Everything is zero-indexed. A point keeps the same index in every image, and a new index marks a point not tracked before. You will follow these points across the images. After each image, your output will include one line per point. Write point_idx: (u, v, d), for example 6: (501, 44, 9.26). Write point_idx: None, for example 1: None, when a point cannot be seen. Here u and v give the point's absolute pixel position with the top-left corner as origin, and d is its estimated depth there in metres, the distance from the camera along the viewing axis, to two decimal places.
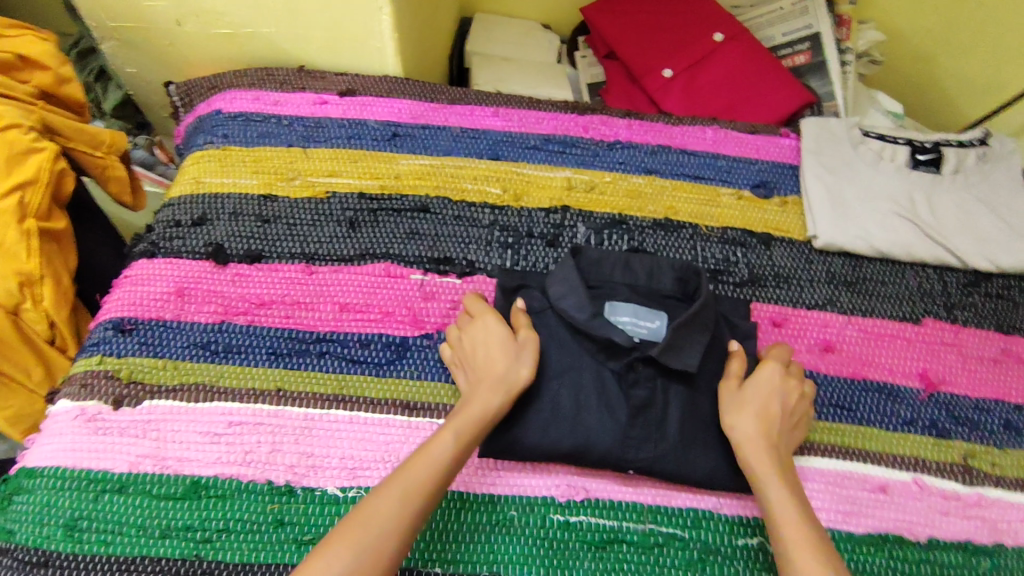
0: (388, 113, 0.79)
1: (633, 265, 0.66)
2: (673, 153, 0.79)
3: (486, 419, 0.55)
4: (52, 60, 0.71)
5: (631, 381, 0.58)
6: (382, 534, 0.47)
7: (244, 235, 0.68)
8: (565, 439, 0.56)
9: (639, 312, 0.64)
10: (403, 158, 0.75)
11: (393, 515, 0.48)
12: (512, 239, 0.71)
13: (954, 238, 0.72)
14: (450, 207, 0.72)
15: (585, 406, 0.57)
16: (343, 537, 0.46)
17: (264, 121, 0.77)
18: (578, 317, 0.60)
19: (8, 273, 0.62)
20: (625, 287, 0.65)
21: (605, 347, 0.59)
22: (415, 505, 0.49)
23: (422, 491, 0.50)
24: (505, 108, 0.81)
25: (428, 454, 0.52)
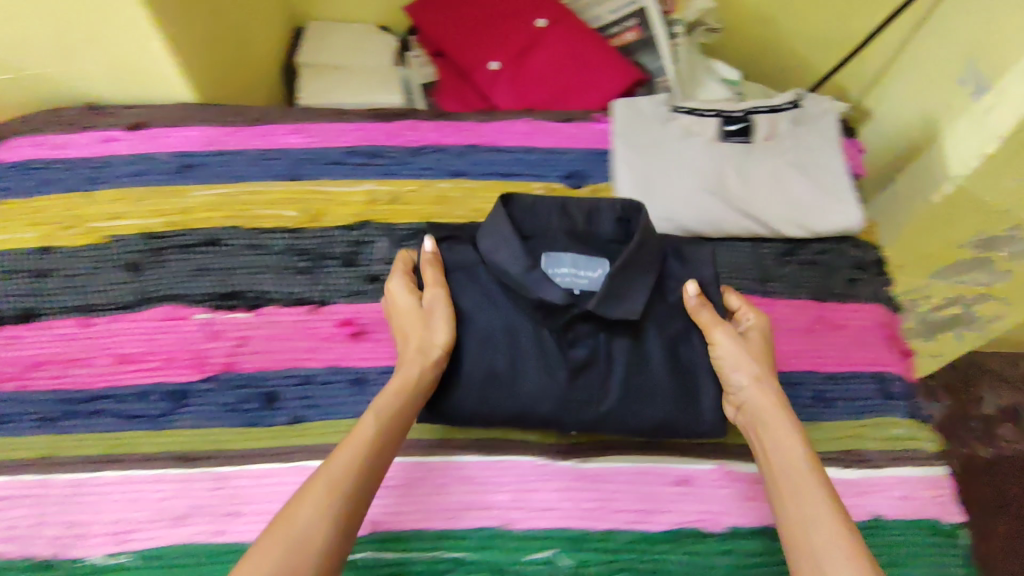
0: (179, 144, 0.74)
1: (570, 210, 0.63)
2: (483, 151, 0.76)
3: (408, 393, 0.56)
4: None
5: (571, 339, 0.59)
6: (305, 530, 0.47)
7: (18, 294, 0.65)
8: (506, 407, 0.58)
9: (579, 261, 0.64)
10: (193, 190, 0.72)
11: (321, 523, 0.48)
12: (307, 263, 0.68)
13: (765, 208, 0.71)
14: (242, 235, 0.69)
15: (513, 369, 0.58)
16: (277, 535, 0.47)
17: (46, 167, 0.73)
18: (512, 272, 0.59)
19: None
20: (562, 234, 0.64)
21: (539, 305, 0.59)
22: (343, 493, 0.50)
23: (346, 487, 0.50)
24: (307, 124, 0.77)
25: (355, 438, 0.53)
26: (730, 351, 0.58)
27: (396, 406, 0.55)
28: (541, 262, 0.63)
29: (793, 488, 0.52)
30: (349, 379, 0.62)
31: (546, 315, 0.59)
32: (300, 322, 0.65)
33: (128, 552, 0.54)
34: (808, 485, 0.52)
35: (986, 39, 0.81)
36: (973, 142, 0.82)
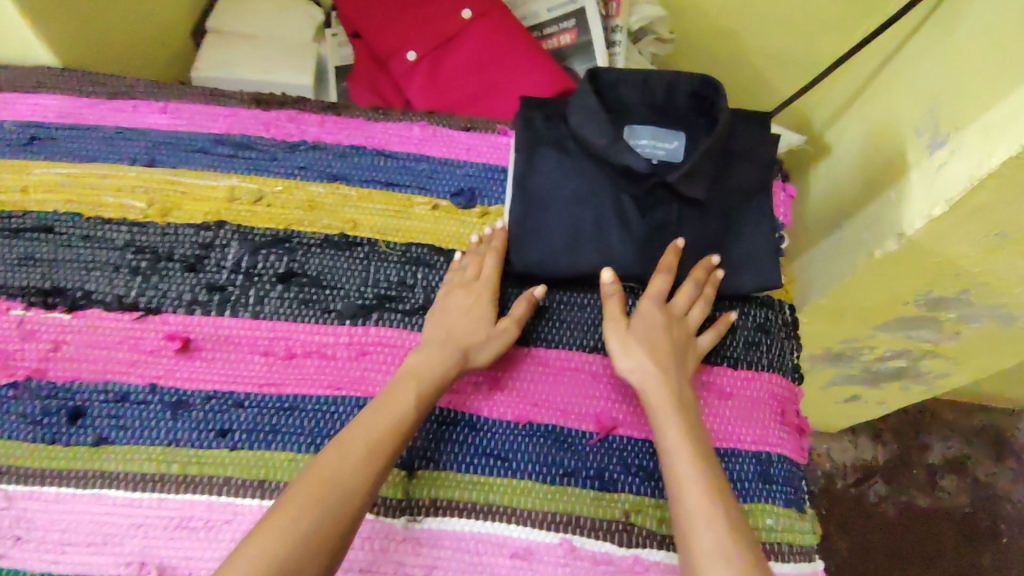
0: (30, 112, 0.67)
1: (651, 83, 0.64)
2: (368, 155, 0.69)
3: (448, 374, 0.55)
4: None
5: (649, 205, 0.61)
6: (336, 482, 0.47)
7: None
8: (588, 260, 0.60)
9: (658, 134, 0.64)
10: (37, 167, 0.65)
11: (360, 460, 0.49)
12: (147, 263, 0.61)
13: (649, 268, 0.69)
14: (79, 224, 0.62)
15: (606, 225, 0.61)
16: (308, 500, 0.46)
17: None
18: (598, 143, 0.61)
19: None
20: (642, 107, 0.65)
21: (624, 174, 0.61)
22: (373, 466, 0.49)
23: (393, 429, 0.51)
24: (176, 103, 0.70)
25: (388, 407, 0.52)
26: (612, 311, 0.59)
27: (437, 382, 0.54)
28: (625, 133, 0.64)
29: (678, 471, 0.51)
30: (169, 403, 0.56)
31: (627, 183, 0.62)
32: (126, 331, 0.58)
33: None
34: (682, 461, 0.51)
35: (954, 84, 0.72)
36: (927, 198, 0.71)
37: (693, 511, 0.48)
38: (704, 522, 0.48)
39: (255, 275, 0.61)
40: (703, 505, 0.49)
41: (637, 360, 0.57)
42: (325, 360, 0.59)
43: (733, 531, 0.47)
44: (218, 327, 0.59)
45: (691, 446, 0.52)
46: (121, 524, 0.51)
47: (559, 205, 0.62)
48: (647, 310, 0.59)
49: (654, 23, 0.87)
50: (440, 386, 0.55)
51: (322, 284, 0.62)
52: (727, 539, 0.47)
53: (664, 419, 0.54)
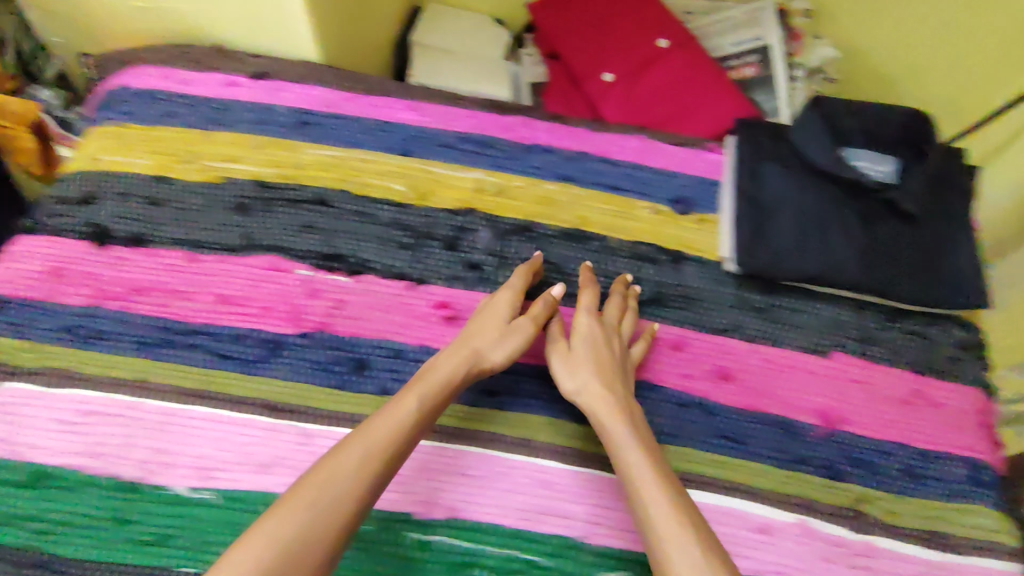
0: (299, 100, 0.75)
1: (869, 112, 0.71)
2: (593, 161, 0.75)
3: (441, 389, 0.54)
4: None
5: (869, 218, 0.68)
6: (347, 494, 0.46)
7: (131, 217, 0.66)
8: (813, 263, 0.66)
9: (874, 159, 0.71)
10: (307, 148, 0.72)
11: (352, 481, 0.46)
12: (412, 240, 0.68)
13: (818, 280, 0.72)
14: (349, 201, 0.69)
15: (829, 234, 0.67)
16: (300, 499, 0.45)
17: (168, 100, 0.73)
18: (822, 159, 0.69)
19: None
20: (863, 133, 0.71)
21: (846, 188, 0.69)
22: (364, 475, 0.47)
23: (382, 456, 0.49)
24: (423, 103, 0.77)
25: (393, 416, 0.51)
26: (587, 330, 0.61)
27: (439, 396, 0.54)
28: (844, 154, 0.71)
29: (637, 475, 0.51)
30: None
31: (846, 197, 0.69)
32: (399, 297, 0.65)
33: (210, 489, 0.54)
34: (642, 470, 0.51)
35: None
36: None
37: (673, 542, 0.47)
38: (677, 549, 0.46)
39: (506, 258, 0.68)
40: (670, 530, 0.47)
41: (586, 391, 0.57)
42: (571, 340, 0.64)
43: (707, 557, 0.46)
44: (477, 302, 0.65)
45: (656, 473, 0.51)
46: (408, 467, 0.56)
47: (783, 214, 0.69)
48: (580, 327, 0.62)
49: (827, 64, 0.94)
50: (445, 394, 0.54)
51: (563, 271, 0.68)
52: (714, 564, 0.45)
53: (627, 443, 0.53)
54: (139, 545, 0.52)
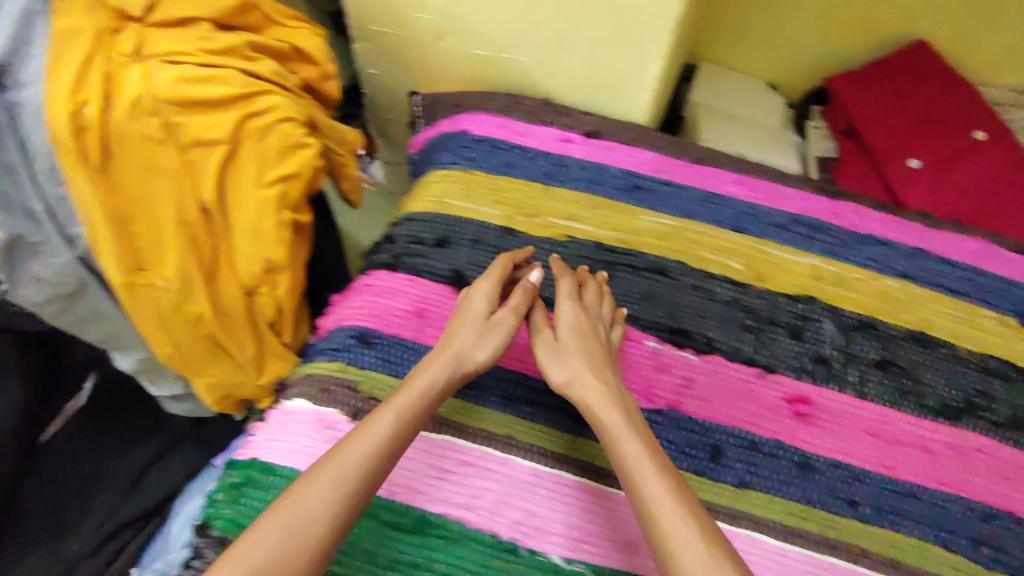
0: (631, 163, 0.75)
1: None
2: (933, 260, 0.73)
3: (429, 397, 0.53)
4: (321, 58, 0.76)
5: None
6: (314, 523, 0.45)
7: (483, 265, 0.68)
8: None
9: None
10: (643, 214, 0.72)
11: (317, 505, 0.45)
12: (754, 323, 0.67)
13: None
14: (689, 274, 0.69)
15: None
16: (271, 525, 0.44)
17: (509, 150, 0.75)
18: None
19: (260, 254, 0.69)
20: None
21: None
22: (349, 493, 0.47)
23: (353, 478, 0.47)
24: (749, 178, 0.76)
25: (367, 436, 0.49)
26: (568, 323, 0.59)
27: (417, 405, 0.52)
28: None
29: (638, 472, 0.49)
30: (795, 460, 0.60)
31: None
32: (748, 383, 0.64)
33: (584, 564, 0.52)
34: (651, 480, 0.48)
35: None
36: None
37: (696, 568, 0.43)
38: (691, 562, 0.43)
39: (852, 355, 0.66)
40: (684, 531, 0.45)
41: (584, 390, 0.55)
42: (930, 455, 0.61)
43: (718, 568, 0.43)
44: (828, 399, 0.63)
45: (654, 462, 0.49)
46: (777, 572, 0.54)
47: None
48: (564, 319, 0.60)
49: None
50: (429, 405, 0.53)
51: (913, 377, 0.65)
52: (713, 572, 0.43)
53: (623, 435, 0.51)
54: None
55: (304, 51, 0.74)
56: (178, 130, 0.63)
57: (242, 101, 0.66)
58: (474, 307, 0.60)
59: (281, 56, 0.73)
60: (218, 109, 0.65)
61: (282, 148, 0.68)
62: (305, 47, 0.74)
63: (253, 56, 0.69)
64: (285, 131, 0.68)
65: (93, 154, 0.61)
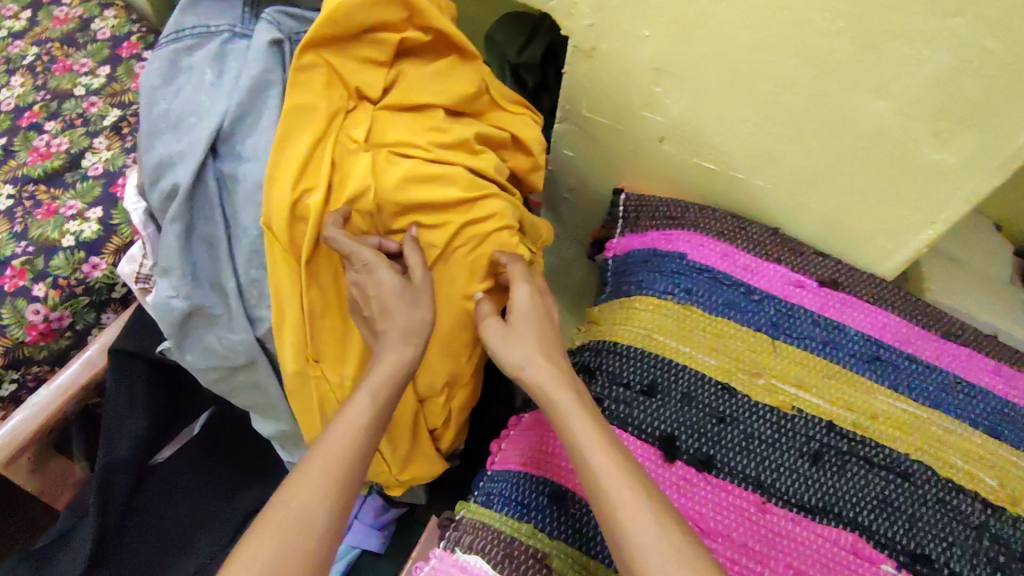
0: (870, 326, 0.66)
1: None
2: None
3: (394, 373, 0.50)
4: (538, 149, 0.68)
5: None
6: (313, 524, 0.40)
7: (697, 428, 0.60)
8: None
9: None
10: (883, 393, 0.62)
11: (320, 504, 0.41)
12: (1005, 561, 0.55)
13: None
14: (935, 482, 0.59)
15: None
16: (274, 522, 0.40)
17: (731, 287, 0.67)
18: None
19: (446, 369, 0.63)
20: None
21: None
22: (343, 474, 0.43)
23: (347, 468, 0.43)
24: (1010, 368, 0.65)
25: (346, 416, 0.46)
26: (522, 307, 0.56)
27: (391, 384, 0.50)
28: None
29: (590, 448, 0.46)
30: None
31: None
32: None
33: None
34: (601, 454, 0.46)
35: None
36: None
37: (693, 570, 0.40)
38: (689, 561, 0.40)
39: None
40: (671, 535, 0.42)
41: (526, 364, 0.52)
42: None
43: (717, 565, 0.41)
44: None
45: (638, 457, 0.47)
46: None
47: None
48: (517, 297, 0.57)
49: None
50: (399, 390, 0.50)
51: None
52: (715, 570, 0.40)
53: (576, 415, 0.49)
54: None
55: (522, 142, 0.67)
56: (398, 229, 0.59)
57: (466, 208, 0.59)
58: (385, 280, 0.54)
59: (500, 144, 0.66)
60: (442, 212, 0.59)
61: (495, 258, 0.61)
62: (526, 139, 0.67)
63: (480, 150, 0.62)
64: (501, 242, 0.60)
65: (313, 250, 0.56)
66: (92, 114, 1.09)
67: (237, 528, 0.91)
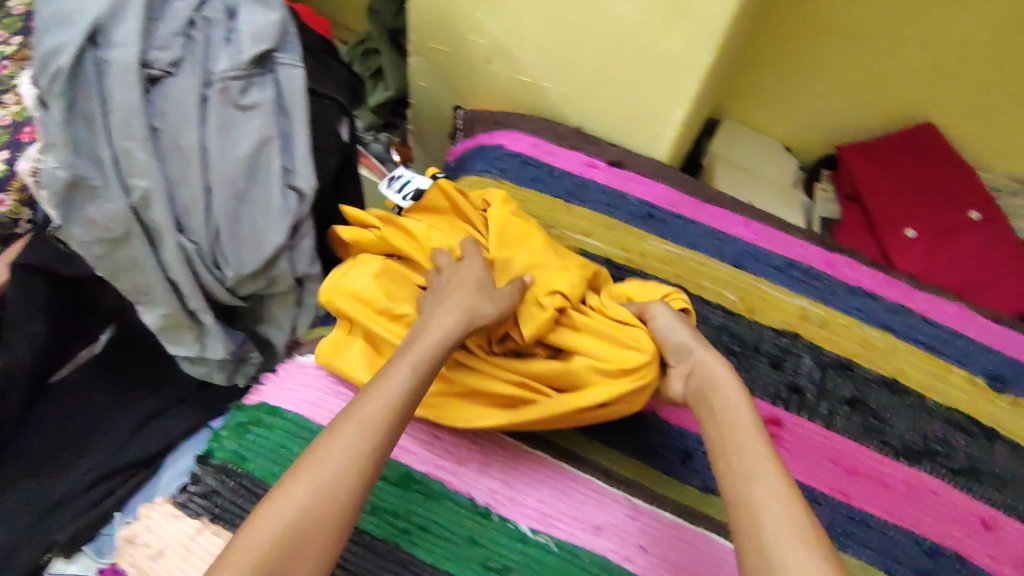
0: (647, 193, 0.82)
1: None
2: (914, 317, 0.77)
3: (434, 351, 0.54)
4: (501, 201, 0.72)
5: None
6: (334, 474, 0.44)
7: None
8: None
9: None
10: (653, 239, 0.78)
11: (345, 457, 0.45)
12: (739, 348, 0.72)
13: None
14: (686, 297, 0.74)
15: None
16: (302, 480, 0.44)
17: (537, 168, 0.82)
18: None
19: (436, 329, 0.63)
20: None
21: None
22: (377, 437, 0.47)
23: (378, 422, 0.48)
24: (757, 221, 0.82)
25: (383, 384, 0.50)
26: (668, 321, 0.62)
27: (430, 361, 0.53)
28: None
29: (736, 439, 0.50)
30: None
31: None
32: None
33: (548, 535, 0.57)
34: (746, 443, 0.49)
35: None
36: None
37: (781, 542, 0.42)
38: (766, 512, 0.44)
39: (825, 390, 0.71)
40: (762, 493, 0.45)
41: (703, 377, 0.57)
42: (886, 490, 0.66)
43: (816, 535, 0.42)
44: (800, 427, 0.68)
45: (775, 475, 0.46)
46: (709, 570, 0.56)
47: None
48: (662, 318, 0.62)
49: None
50: (434, 364, 0.54)
51: (880, 417, 0.70)
52: (810, 554, 0.40)
53: (729, 423, 0.52)
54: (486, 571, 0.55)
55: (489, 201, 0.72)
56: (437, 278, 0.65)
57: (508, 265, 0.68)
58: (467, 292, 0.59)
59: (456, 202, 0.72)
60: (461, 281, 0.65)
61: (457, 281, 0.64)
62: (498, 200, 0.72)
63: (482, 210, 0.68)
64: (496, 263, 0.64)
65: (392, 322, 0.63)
66: (2, 75, 1.19)
67: (134, 430, 0.97)
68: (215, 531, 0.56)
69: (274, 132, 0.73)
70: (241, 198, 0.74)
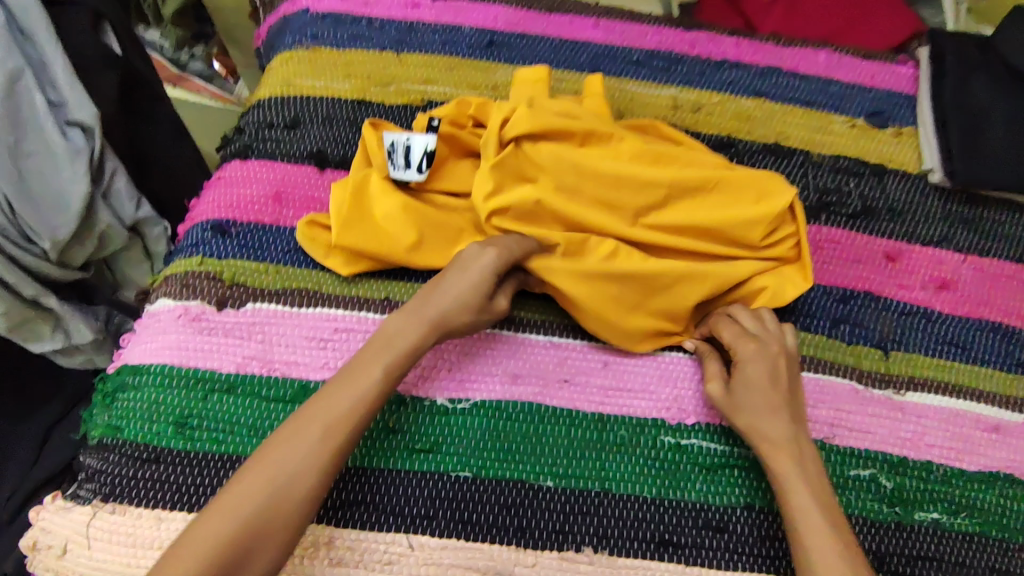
0: (483, 20, 0.73)
1: None
2: (784, 76, 0.74)
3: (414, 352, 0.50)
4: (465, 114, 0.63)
5: None
6: (292, 488, 0.44)
7: (343, 140, 0.66)
8: None
9: None
10: (502, 68, 0.71)
11: (303, 464, 0.45)
12: None
13: (1000, 179, 0.65)
14: None
15: None
16: (253, 478, 0.44)
17: (354, 23, 0.71)
18: None
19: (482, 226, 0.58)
20: None
21: None
22: (336, 445, 0.46)
23: (341, 433, 0.46)
24: (607, 20, 0.75)
25: (354, 384, 0.48)
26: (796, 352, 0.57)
27: (403, 360, 0.50)
28: None
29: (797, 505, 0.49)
30: None
31: None
32: None
33: (468, 400, 0.55)
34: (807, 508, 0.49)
35: None
36: None
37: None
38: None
39: None
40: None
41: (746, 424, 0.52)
42: None
43: (856, 570, 0.46)
44: None
45: (822, 514, 0.48)
46: (619, 400, 0.56)
47: (981, 117, 0.68)
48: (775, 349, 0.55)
49: None
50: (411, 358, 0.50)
51: None
52: None
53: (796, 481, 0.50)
54: (415, 454, 0.53)
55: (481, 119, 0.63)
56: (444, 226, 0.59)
57: (576, 198, 0.58)
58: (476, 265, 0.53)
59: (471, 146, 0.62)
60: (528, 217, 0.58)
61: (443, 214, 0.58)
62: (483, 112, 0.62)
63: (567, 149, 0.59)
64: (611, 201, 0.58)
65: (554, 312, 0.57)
66: None
67: (40, 444, 0.79)
68: (110, 510, 0.50)
69: (21, 63, 0.61)
70: (15, 154, 0.61)
